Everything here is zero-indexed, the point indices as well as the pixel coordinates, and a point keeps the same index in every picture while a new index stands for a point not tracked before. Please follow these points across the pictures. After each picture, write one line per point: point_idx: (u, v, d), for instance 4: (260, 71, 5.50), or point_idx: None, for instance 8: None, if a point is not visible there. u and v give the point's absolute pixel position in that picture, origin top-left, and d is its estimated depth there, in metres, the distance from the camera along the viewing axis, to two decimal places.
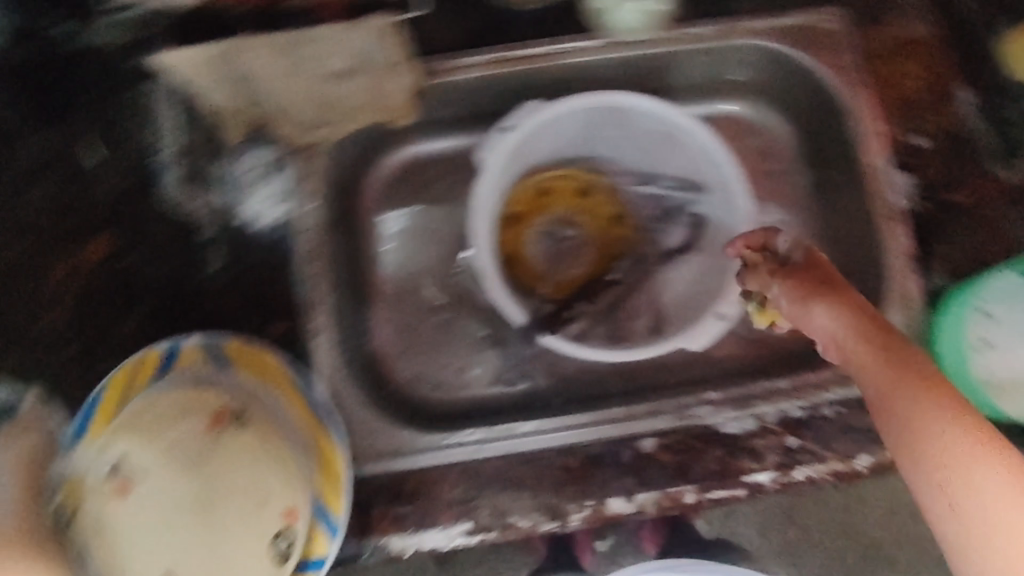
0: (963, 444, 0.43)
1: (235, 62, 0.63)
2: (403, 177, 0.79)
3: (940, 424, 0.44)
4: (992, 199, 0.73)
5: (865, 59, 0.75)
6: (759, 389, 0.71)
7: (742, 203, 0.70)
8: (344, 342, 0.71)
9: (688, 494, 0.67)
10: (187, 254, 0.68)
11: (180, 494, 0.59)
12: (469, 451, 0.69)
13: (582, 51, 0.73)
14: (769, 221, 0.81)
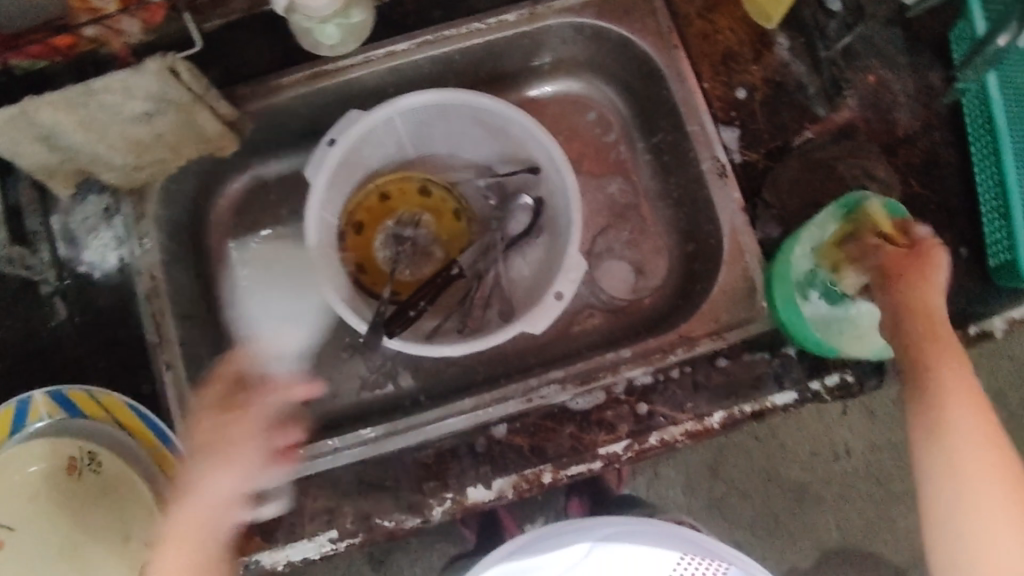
0: (969, 466, 0.55)
1: (32, 122, 0.62)
2: (250, 202, 0.81)
3: (960, 438, 0.56)
4: (819, 140, 0.73)
5: (679, 21, 0.74)
6: (604, 360, 0.72)
7: (569, 182, 0.69)
8: (203, 372, 0.73)
9: (545, 474, 0.69)
10: (33, 309, 0.70)
11: (52, 537, 0.66)
12: (328, 460, 0.71)
13: (394, 54, 0.73)
14: (615, 193, 0.82)
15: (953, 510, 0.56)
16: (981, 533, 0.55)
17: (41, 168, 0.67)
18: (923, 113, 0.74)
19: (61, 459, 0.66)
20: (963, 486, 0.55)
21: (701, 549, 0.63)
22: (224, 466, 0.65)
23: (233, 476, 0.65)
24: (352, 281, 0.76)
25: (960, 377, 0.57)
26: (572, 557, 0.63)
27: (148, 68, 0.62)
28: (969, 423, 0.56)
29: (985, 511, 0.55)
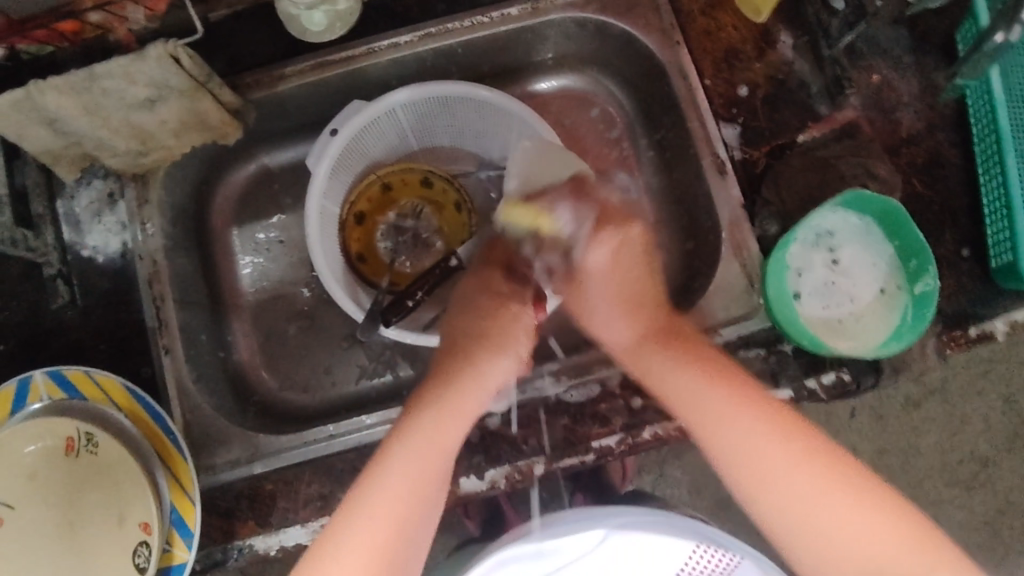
0: (772, 453, 0.54)
1: (36, 107, 0.63)
2: (254, 191, 0.82)
3: (740, 438, 0.55)
4: (821, 138, 0.73)
5: (682, 17, 0.74)
6: (599, 353, 0.72)
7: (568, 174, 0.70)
8: (203, 357, 0.74)
9: (538, 465, 0.69)
10: (38, 292, 0.71)
11: (48, 518, 0.65)
12: (321, 447, 0.70)
13: (398, 46, 0.73)
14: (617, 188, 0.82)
15: (801, 494, 0.52)
16: (812, 518, 0.52)
17: (46, 152, 0.68)
18: (926, 113, 0.74)
19: (58, 439, 0.65)
20: (754, 466, 0.54)
21: (719, 542, 0.65)
22: (500, 350, 0.64)
23: (506, 361, 0.64)
24: (352, 272, 0.77)
25: (639, 346, 0.65)
26: (587, 544, 0.64)
27: (150, 53, 0.63)
28: (749, 424, 0.55)
29: (783, 491, 0.53)
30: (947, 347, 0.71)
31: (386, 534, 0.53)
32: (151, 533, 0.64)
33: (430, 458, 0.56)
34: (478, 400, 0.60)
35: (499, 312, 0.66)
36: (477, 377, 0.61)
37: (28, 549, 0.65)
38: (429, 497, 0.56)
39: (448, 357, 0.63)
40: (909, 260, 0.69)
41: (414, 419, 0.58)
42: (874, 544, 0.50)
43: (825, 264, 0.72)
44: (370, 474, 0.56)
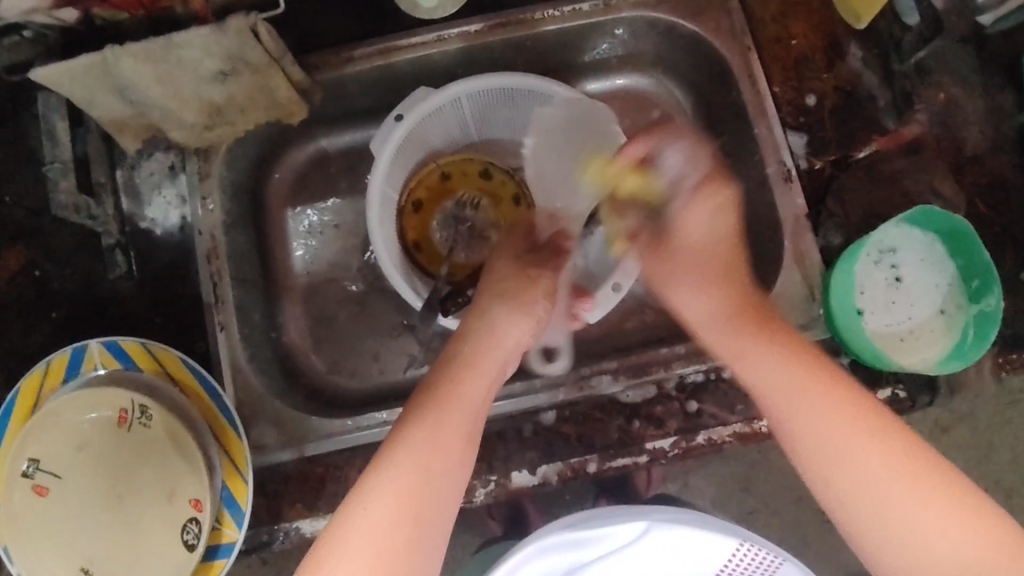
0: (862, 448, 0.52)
1: (107, 74, 0.63)
2: (311, 173, 0.81)
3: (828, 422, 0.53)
4: (887, 153, 0.73)
5: (754, 23, 0.74)
6: (658, 355, 0.71)
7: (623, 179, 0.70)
8: (255, 337, 0.73)
9: (590, 464, 0.69)
10: (97, 260, 0.71)
11: (96, 491, 0.64)
12: (374, 433, 0.70)
13: (466, 35, 0.73)
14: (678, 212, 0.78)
15: (850, 453, 0.52)
16: (893, 514, 0.49)
17: (112, 120, 0.68)
18: (993, 135, 0.74)
19: (109, 410, 0.63)
20: (856, 468, 0.51)
21: (762, 543, 0.63)
22: (522, 310, 0.64)
23: (523, 320, 0.64)
24: (409, 259, 0.76)
25: (716, 328, 0.63)
26: (629, 534, 0.64)
27: (230, 26, 0.62)
28: (827, 402, 0.54)
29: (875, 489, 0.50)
30: (1001, 368, 0.71)
31: (412, 466, 0.51)
32: (203, 510, 0.64)
33: (445, 417, 0.54)
34: (497, 361, 0.60)
35: (522, 274, 0.67)
36: (494, 342, 0.61)
37: (75, 519, 0.64)
38: (446, 456, 0.53)
39: (466, 324, 0.63)
40: (970, 280, 0.70)
41: (435, 377, 0.58)
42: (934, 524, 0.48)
43: (886, 282, 0.73)
44: (389, 443, 0.53)
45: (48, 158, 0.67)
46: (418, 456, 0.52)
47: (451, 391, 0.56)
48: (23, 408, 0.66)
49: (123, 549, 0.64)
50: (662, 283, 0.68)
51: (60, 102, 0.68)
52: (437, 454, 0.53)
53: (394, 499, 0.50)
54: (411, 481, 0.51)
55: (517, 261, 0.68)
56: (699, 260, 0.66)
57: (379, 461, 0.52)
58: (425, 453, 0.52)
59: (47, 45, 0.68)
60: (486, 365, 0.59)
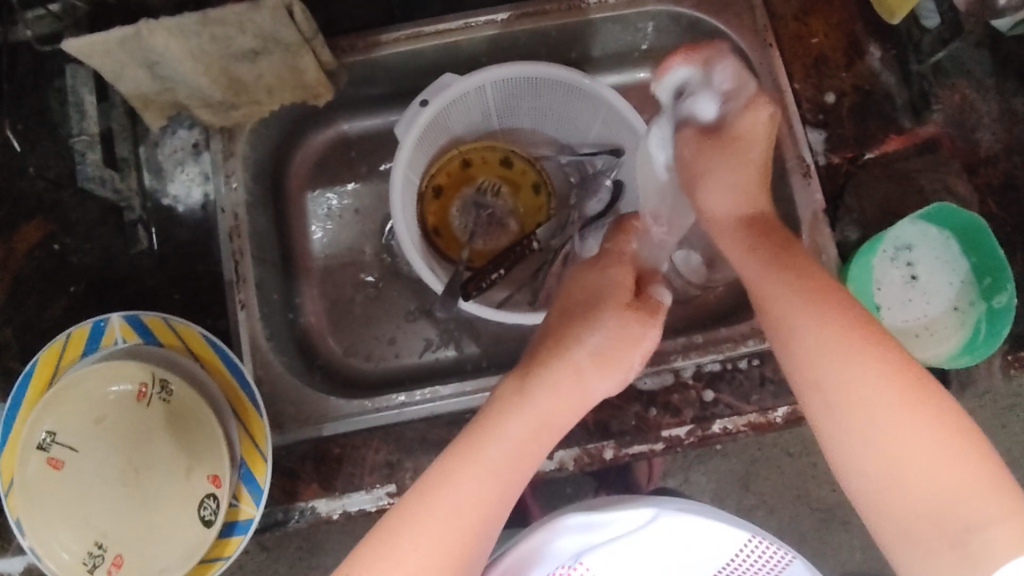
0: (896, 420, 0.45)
1: (138, 47, 0.63)
2: (331, 157, 0.81)
3: (846, 380, 0.46)
4: (902, 152, 0.74)
5: (773, 21, 0.75)
6: (674, 344, 0.71)
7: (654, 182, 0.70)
8: (273, 317, 0.73)
9: (606, 450, 0.69)
10: (118, 235, 0.71)
11: (111, 466, 0.63)
12: (392, 415, 0.70)
13: (495, 23, 0.73)
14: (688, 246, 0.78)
15: (885, 409, 0.45)
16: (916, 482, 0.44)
17: (139, 96, 0.68)
18: (1005, 137, 0.75)
19: (129, 384, 0.62)
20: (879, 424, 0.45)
21: (772, 537, 0.61)
22: (611, 368, 0.55)
23: (613, 379, 0.55)
24: (430, 245, 0.77)
25: (737, 237, 0.55)
26: (637, 521, 0.61)
27: (265, 4, 0.62)
28: (862, 356, 0.46)
29: (896, 454, 0.44)
30: (1011, 365, 0.71)
31: (466, 511, 0.49)
32: (221, 486, 0.63)
33: (507, 469, 0.51)
34: (576, 410, 0.54)
35: (623, 326, 0.56)
36: (578, 396, 0.54)
37: (90, 493, 0.63)
38: (506, 500, 0.51)
39: (546, 351, 0.55)
40: (982, 278, 0.72)
41: (512, 406, 0.52)
42: (965, 500, 0.43)
43: (903, 279, 0.74)
44: (460, 463, 0.50)
45: (75, 130, 0.67)
46: (477, 500, 0.49)
47: (530, 423, 0.52)
48: (40, 380, 0.66)
49: (138, 524, 0.63)
50: (693, 192, 0.58)
51: (88, 75, 0.69)
52: (508, 493, 0.51)
53: (437, 546, 0.48)
54: (468, 512, 0.49)
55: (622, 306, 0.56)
56: (748, 146, 0.56)
57: (444, 481, 0.50)
58: (478, 496, 0.49)
59: (75, 18, 0.69)
60: (562, 397, 0.53)
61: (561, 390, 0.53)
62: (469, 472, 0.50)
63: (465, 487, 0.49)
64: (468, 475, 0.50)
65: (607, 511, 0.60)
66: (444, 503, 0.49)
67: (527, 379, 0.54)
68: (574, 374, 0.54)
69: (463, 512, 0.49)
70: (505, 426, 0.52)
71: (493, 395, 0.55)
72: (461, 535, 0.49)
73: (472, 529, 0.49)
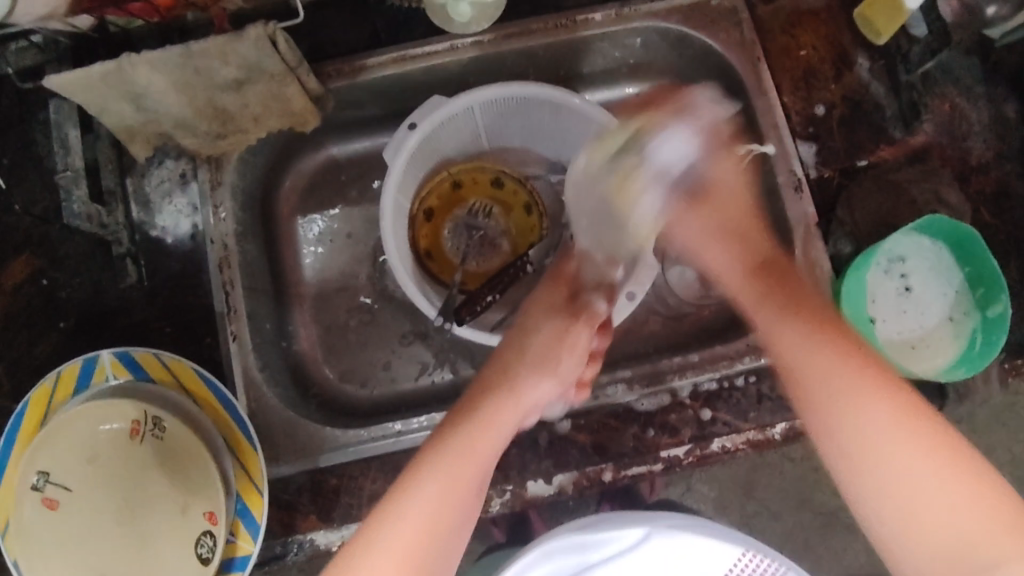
0: (900, 460, 0.49)
1: (120, 82, 0.62)
2: (319, 182, 0.81)
3: (846, 407, 0.51)
4: (894, 162, 0.74)
5: (761, 34, 0.75)
6: (670, 363, 0.71)
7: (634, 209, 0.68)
8: (265, 347, 0.73)
9: (605, 472, 0.69)
10: (107, 269, 0.71)
11: (107, 505, 0.62)
12: (388, 444, 0.69)
13: (480, 44, 0.73)
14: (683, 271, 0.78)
15: (896, 453, 0.49)
16: (927, 530, 0.47)
17: (124, 129, 0.67)
18: (996, 144, 0.75)
19: (122, 422, 0.62)
20: (893, 468, 0.49)
21: (766, 550, 0.60)
22: (545, 371, 0.63)
23: (546, 379, 0.63)
24: (421, 268, 0.76)
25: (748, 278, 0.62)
26: (629, 541, 0.60)
27: (247, 35, 0.61)
28: (859, 392, 0.51)
29: (911, 507, 0.48)
30: (1007, 375, 0.71)
31: (417, 521, 0.53)
32: (217, 523, 0.62)
33: (463, 468, 0.55)
34: (516, 413, 0.60)
35: (551, 332, 0.66)
36: (516, 395, 0.61)
37: (86, 532, 0.62)
38: (469, 491, 0.55)
39: (488, 376, 0.63)
40: (976, 287, 0.72)
41: (452, 420, 0.58)
42: (981, 545, 0.46)
43: (897, 291, 0.73)
44: (406, 480, 0.55)
45: (60, 166, 0.67)
46: (425, 515, 0.53)
47: (473, 423, 0.58)
48: (32, 419, 0.65)
49: (136, 562, 0.62)
50: (696, 239, 0.66)
51: (72, 109, 0.68)
52: (461, 490, 0.54)
53: (398, 560, 0.51)
54: (414, 528, 0.52)
55: (552, 309, 0.67)
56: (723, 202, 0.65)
57: (395, 501, 0.53)
58: (426, 503, 0.53)
59: (59, 51, 0.67)
60: (499, 404, 0.60)
61: (495, 399, 0.60)
62: (421, 488, 0.54)
63: (406, 505, 0.53)
64: (407, 496, 0.53)
65: (599, 529, 0.60)
66: (384, 533, 0.52)
67: (469, 400, 0.61)
68: (509, 379, 0.62)
69: (410, 530, 0.52)
70: (443, 429, 0.57)
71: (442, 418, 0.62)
72: (407, 543, 0.52)
73: (420, 536, 0.52)
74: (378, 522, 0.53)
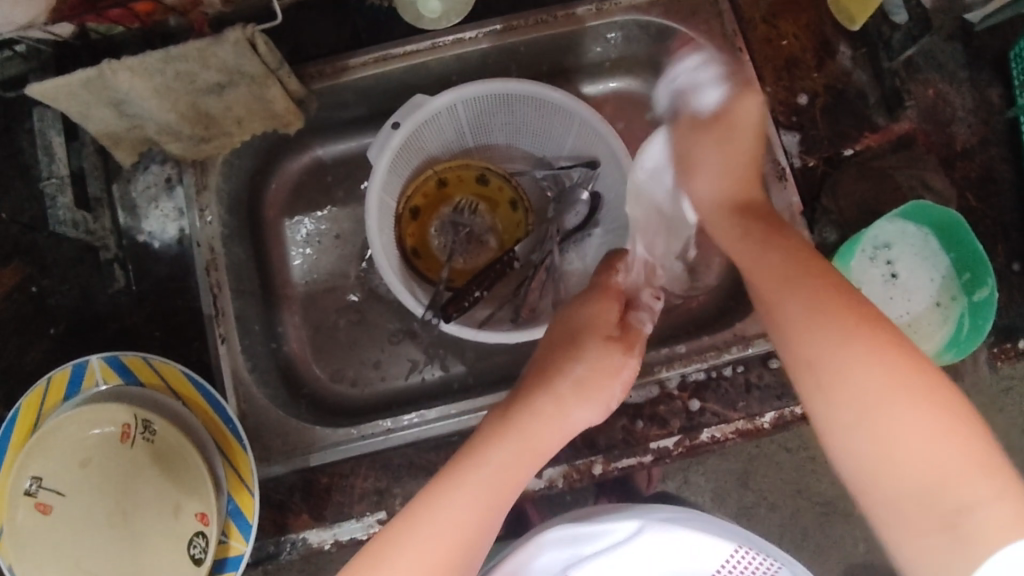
0: (886, 407, 0.45)
1: (102, 90, 0.62)
2: (306, 183, 0.81)
3: (811, 331, 0.49)
4: (879, 149, 0.74)
5: (743, 24, 0.75)
6: (658, 354, 0.71)
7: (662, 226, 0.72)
8: (254, 348, 0.73)
9: (595, 465, 0.69)
10: (96, 273, 0.71)
11: (99, 507, 0.63)
12: (378, 441, 0.70)
13: (461, 42, 0.73)
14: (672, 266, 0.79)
15: (862, 378, 0.45)
16: (895, 458, 0.44)
17: (108, 134, 0.67)
18: (980, 129, 0.75)
19: (112, 426, 0.62)
20: (858, 395, 0.45)
21: (758, 545, 0.58)
22: (590, 398, 0.58)
23: (594, 409, 0.58)
24: (409, 266, 0.77)
25: (723, 210, 0.64)
26: (620, 536, 0.60)
27: (227, 38, 0.62)
28: (827, 319, 0.48)
29: (883, 435, 0.44)
30: (996, 359, 0.71)
31: (444, 535, 0.50)
32: (209, 524, 0.62)
33: (501, 489, 0.53)
34: (558, 439, 0.56)
35: (602, 356, 0.59)
36: (560, 422, 0.56)
37: (79, 535, 0.63)
38: (498, 509, 0.53)
39: (530, 389, 0.58)
40: (962, 272, 0.72)
41: (495, 437, 0.55)
42: (955, 482, 0.42)
43: (883, 277, 0.73)
44: (441, 483, 0.52)
45: (45, 173, 0.68)
46: (451, 529, 0.50)
47: (515, 442, 0.54)
48: (24, 425, 0.65)
49: (129, 564, 0.63)
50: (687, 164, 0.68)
51: (55, 116, 0.69)
52: (491, 508, 0.52)
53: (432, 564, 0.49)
54: (449, 541, 0.50)
55: (590, 342, 0.60)
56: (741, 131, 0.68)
57: (424, 504, 0.51)
58: (454, 510, 0.51)
59: (42, 59, 0.67)
60: (542, 421, 0.56)
61: (537, 418, 0.56)
62: (454, 494, 0.51)
63: (434, 509, 0.51)
64: (440, 498, 0.51)
65: (595, 521, 0.60)
66: (417, 523, 0.50)
67: (514, 407, 0.56)
68: (557, 406, 0.57)
69: (443, 533, 0.50)
70: (483, 444, 0.54)
71: (484, 422, 0.58)
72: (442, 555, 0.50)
73: (459, 546, 0.50)
74: (422, 506, 0.51)
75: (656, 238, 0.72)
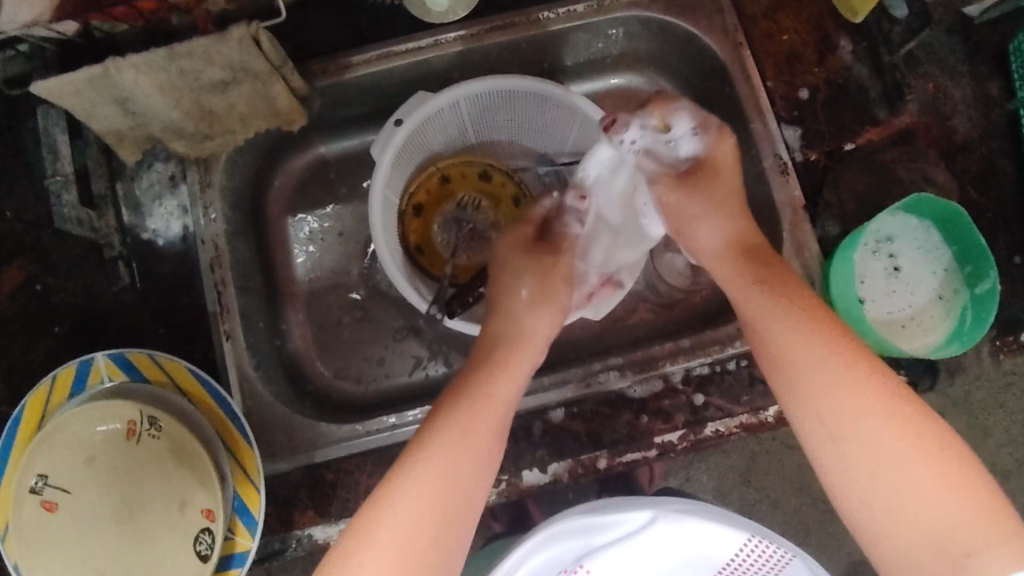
0: (898, 464, 0.48)
1: (106, 88, 0.63)
2: (309, 181, 0.81)
3: (826, 387, 0.52)
4: (879, 143, 0.74)
5: (743, 20, 0.75)
6: (662, 349, 0.72)
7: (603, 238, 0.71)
8: (259, 346, 0.73)
9: (600, 460, 0.69)
10: (99, 271, 0.71)
11: (105, 504, 0.63)
12: (383, 437, 0.70)
13: (464, 39, 0.73)
14: (675, 261, 0.79)
15: (874, 438, 0.49)
16: (907, 511, 0.47)
17: (112, 132, 0.67)
18: (980, 123, 0.75)
19: (118, 422, 0.62)
20: (870, 454, 0.49)
21: (771, 536, 0.58)
22: (546, 304, 0.65)
23: (551, 311, 0.65)
24: (412, 263, 0.77)
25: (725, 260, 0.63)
26: (633, 526, 0.60)
27: (231, 35, 0.62)
28: (839, 375, 0.52)
29: (893, 489, 0.48)
30: (998, 352, 0.71)
31: (427, 495, 0.51)
32: (215, 520, 0.63)
33: (474, 445, 0.54)
34: (528, 354, 0.62)
35: (545, 267, 0.67)
36: (521, 336, 0.63)
37: (85, 533, 0.63)
38: (472, 475, 0.53)
39: (487, 341, 0.63)
40: (965, 265, 0.72)
41: (458, 398, 0.57)
42: (959, 529, 0.46)
43: (886, 271, 0.74)
44: (413, 451, 0.53)
45: (49, 171, 0.68)
46: (434, 484, 0.52)
47: (481, 393, 0.57)
48: (29, 423, 0.65)
49: (136, 561, 0.63)
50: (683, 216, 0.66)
51: (59, 114, 0.70)
52: (473, 458, 0.54)
53: (412, 526, 0.50)
54: (427, 497, 0.51)
55: (528, 254, 0.67)
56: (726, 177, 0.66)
57: (401, 475, 0.52)
58: (435, 469, 0.52)
59: (46, 58, 0.67)
60: (506, 368, 0.60)
61: (499, 371, 0.59)
62: (432, 459, 0.52)
63: (413, 479, 0.52)
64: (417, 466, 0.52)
65: (606, 512, 0.59)
66: (392, 498, 0.51)
67: (473, 370, 0.59)
68: (513, 326, 0.63)
69: (424, 498, 0.51)
70: (447, 406, 0.56)
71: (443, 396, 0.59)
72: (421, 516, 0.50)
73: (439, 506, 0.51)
74: (397, 481, 0.52)
75: (593, 244, 0.71)
